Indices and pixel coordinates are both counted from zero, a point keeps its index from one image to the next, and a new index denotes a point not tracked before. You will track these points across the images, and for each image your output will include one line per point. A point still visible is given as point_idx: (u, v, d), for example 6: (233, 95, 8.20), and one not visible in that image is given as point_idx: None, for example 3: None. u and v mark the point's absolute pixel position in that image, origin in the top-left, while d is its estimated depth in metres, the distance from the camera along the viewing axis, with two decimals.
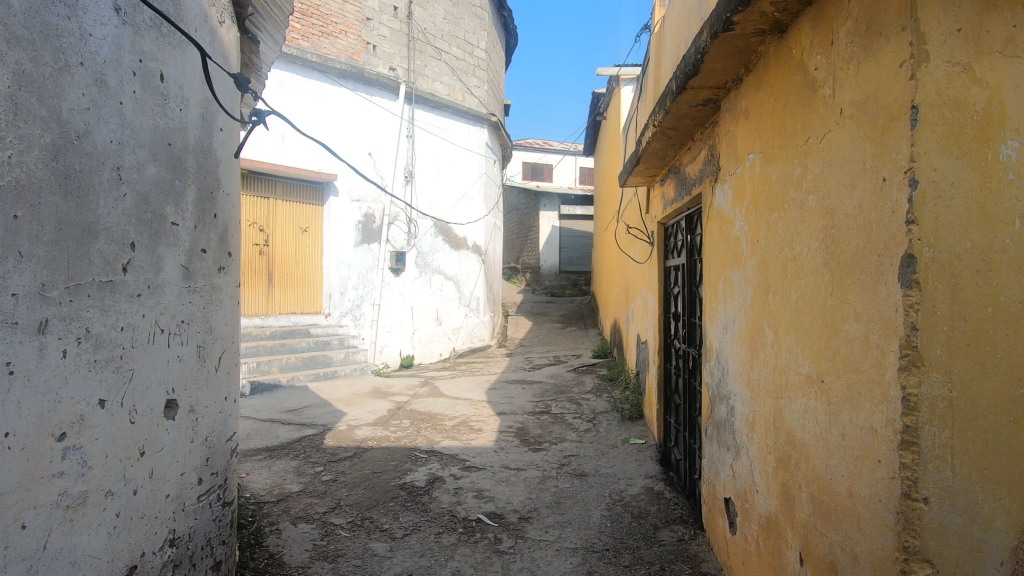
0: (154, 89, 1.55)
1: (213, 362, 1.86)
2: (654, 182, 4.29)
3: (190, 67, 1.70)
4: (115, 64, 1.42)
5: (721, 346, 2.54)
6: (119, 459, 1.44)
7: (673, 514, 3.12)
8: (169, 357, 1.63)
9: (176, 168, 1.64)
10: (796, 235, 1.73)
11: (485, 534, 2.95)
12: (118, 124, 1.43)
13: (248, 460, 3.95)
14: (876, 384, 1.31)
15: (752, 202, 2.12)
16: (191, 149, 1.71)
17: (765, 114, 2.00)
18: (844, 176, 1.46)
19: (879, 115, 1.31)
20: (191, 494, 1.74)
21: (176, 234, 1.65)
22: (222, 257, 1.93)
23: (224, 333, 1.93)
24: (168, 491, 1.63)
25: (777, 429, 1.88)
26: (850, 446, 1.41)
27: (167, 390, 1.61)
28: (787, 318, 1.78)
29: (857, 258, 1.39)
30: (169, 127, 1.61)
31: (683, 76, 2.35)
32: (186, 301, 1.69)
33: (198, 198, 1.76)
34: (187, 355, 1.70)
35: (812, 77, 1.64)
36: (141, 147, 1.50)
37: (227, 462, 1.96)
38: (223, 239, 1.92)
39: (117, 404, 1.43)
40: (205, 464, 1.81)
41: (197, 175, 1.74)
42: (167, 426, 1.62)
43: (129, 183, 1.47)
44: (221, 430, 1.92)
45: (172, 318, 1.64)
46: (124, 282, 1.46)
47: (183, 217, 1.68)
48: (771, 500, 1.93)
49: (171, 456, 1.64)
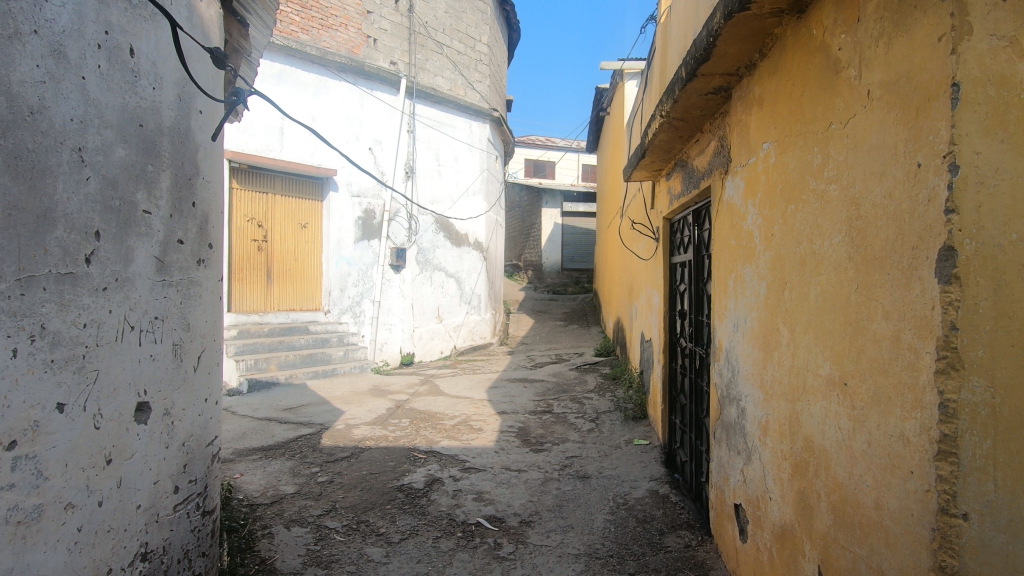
0: (123, 65, 1.46)
1: (191, 361, 1.78)
2: (659, 176, 4.19)
3: (164, 42, 1.61)
4: (76, 35, 1.32)
5: (730, 346, 2.43)
6: (81, 469, 1.35)
7: (679, 519, 3.02)
8: (140, 357, 1.54)
9: (148, 152, 1.56)
10: (816, 228, 1.62)
11: (485, 539, 2.85)
12: (80, 101, 1.34)
13: (243, 460, 3.86)
14: (908, 388, 1.21)
15: (766, 193, 2.01)
16: (166, 130, 1.63)
17: (781, 100, 1.90)
18: (871, 164, 1.36)
19: (912, 96, 1.21)
20: (167, 504, 1.65)
21: (149, 223, 1.56)
22: (202, 248, 1.84)
23: (204, 330, 1.85)
24: (140, 500, 1.54)
25: (793, 434, 1.78)
26: (877, 454, 1.31)
27: (138, 391, 1.53)
28: (806, 317, 1.68)
29: (886, 252, 1.29)
30: (140, 106, 1.52)
31: (693, 62, 2.24)
32: (159, 297, 1.61)
33: (174, 184, 1.67)
34: (160, 354, 1.62)
35: (834, 58, 1.53)
36: (106, 127, 1.41)
37: (207, 468, 1.87)
38: (203, 229, 1.84)
39: (79, 408, 1.34)
40: (182, 471, 1.72)
41: (173, 159, 1.66)
42: (138, 431, 1.53)
43: (92, 166, 1.38)
44: (200, 434, 1.83)
45: (145, 315, 1.55)
46: (88, 275, 1.37)
47: (157, 206, 1.59)
48: (786, 508, 1.82)
49: (143, 463, 1.55)
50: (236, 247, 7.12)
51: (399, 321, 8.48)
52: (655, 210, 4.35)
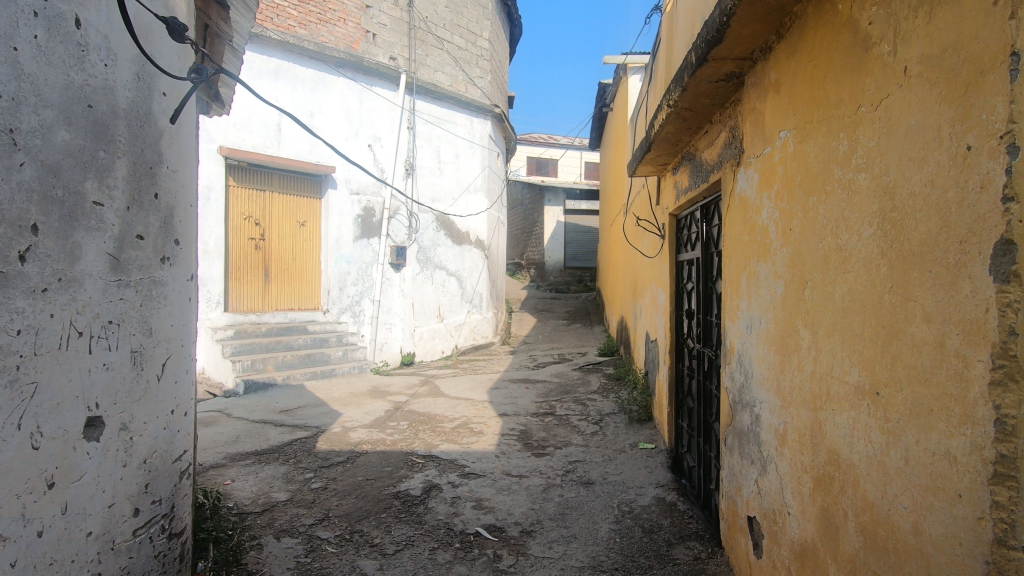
0: (66, 36, 1.38)
1: (155, 369, 1.67)
2: (665, 171, 4.04)
3: (117, 15, 1.52)
4: (7, 3, 1.24)
5: (743, 348, 2.29)
6: (16, 494, 1.27)
7: (688, 529, 2.89)
8: (91, 366, 1.45)
9: (99, 136, 1.47)
10: (842, 222, 1.48)
11: (484, 551, 2.72)
12: (12, 75, 1.26)
13: (235, 465, 3.74)
14: (956, 401, 1.07)
15: (784, 185, 1.88)
16: (122, 113, 1.54)
17: (800, 84, 1.75)
18: (908, 149, 1.22)
19: (960, 70, 1.07)
20: (124, 529, 1.57)
21: (101, 216, 1.48)
22: (167, 245, 1.73)
23: (169, 334, 1.73)
24: (91, 527, 1.46)
25: (814, 446, 1.64)
26: (917, 473, 1.17)
27: (88, 405, 1.44)
28: (830, 318, 1.54)
29: (928, 247, 1.15)
30: (88, 85, 1.44)
31: (704, 45, 2.09)
32: (113, 300, 1.51)
33: (132, 172, 1.57)
34: (115, 363, 1.52)
35: (864, 34, 1.39)
36: (46, 106, 1.33)
37: (175, 486, 1.78)
38: (168, 223, 1.73)
39: (12, 427, 1.26)
40: (144, 492, 1.63)
41: (133, 145, 1.58)
42: (89, 449, 1.45)
43: (27, 149, 1.29)
44: (166, 449, 1.73)
45: (96, 320, 1.46)
46: (22, 274, 1.29)
47: (110, 197, 1.50)
48: (806, 526, 1.68)
49: (95, 484, 1.47)
50: (233, 246, 7.00)
51: (399, 321, 8.36)
52: (661, 206, 4.21)
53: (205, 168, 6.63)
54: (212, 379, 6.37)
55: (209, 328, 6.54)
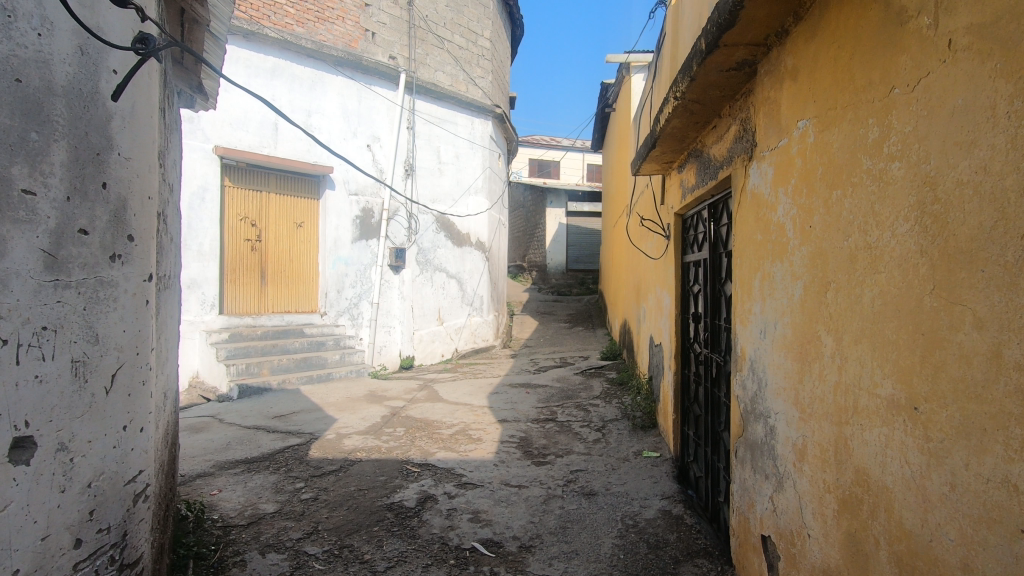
0: None
1: (102, 382, 1.48)
2: (671, 169, 3.90)
3: None
4: None
5: (756, 354, 2.15)
6: None
7: (696, 545, 2.73)
8: (21, 379, 1.28)
9: (31, 116, 1.32)
10: (872, 217, 1.34)
11: (480, 568, 2.57)
12: None
13: (223, 474, 3.60)
14: (1016, 420, 0.93)
15: (802, 178, 1.74)
16: (61, 92, 1.38)
17: (821, 68, 1.61)
18: (954, 132, 1.08)
19: (1018, 39, 0.93)
20: (63, 563, 1.37)
21: (34, 207, 1.31)
22: (119, 241, 1.54)
23: (121, 342, 1.54)
24: (19, 563, 1.27)
25: (839, 463, 1.50)
26: (967, 501, 1.03)
27: (14, 424, 1.26)
28: (857, 323, 1.40)
29: (979, 244, 1.01)
30: (18, 57, 1.29)
31: (715, 31, 1.95)
32: (48, 303, 1.34)
33: (74, 158, 1.41)
34: (51, 375, 1.34)
35: (898, 7, 1.25)
36: None
37: (128, 511, 1.58)
38: (119, 217, 1.54)
39: None
40: (88, 520, 1.44)
41: (72, 129, 1.40)
42: (17, 473, 1.27)
43: None
44: (117, 470, 1.54)
45: (26, 327, 1.29)
46: None
47: (44, 185, 1.34)
48: (830, 551, 1.54)
49: (26, 514, 1.28)
50: (229, 247, 6.86)
51: (398, 324, 8.22)
52: (666, 206, 4.07)
53: (200, 168, 6.51)
54: (206, 384, 6.23)
55: (204, 331, 6.41)
